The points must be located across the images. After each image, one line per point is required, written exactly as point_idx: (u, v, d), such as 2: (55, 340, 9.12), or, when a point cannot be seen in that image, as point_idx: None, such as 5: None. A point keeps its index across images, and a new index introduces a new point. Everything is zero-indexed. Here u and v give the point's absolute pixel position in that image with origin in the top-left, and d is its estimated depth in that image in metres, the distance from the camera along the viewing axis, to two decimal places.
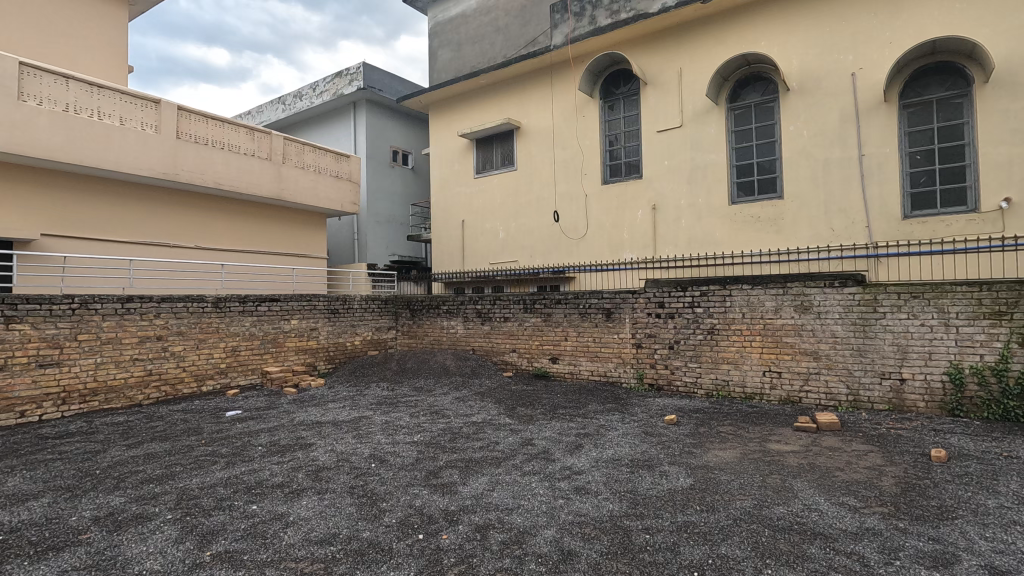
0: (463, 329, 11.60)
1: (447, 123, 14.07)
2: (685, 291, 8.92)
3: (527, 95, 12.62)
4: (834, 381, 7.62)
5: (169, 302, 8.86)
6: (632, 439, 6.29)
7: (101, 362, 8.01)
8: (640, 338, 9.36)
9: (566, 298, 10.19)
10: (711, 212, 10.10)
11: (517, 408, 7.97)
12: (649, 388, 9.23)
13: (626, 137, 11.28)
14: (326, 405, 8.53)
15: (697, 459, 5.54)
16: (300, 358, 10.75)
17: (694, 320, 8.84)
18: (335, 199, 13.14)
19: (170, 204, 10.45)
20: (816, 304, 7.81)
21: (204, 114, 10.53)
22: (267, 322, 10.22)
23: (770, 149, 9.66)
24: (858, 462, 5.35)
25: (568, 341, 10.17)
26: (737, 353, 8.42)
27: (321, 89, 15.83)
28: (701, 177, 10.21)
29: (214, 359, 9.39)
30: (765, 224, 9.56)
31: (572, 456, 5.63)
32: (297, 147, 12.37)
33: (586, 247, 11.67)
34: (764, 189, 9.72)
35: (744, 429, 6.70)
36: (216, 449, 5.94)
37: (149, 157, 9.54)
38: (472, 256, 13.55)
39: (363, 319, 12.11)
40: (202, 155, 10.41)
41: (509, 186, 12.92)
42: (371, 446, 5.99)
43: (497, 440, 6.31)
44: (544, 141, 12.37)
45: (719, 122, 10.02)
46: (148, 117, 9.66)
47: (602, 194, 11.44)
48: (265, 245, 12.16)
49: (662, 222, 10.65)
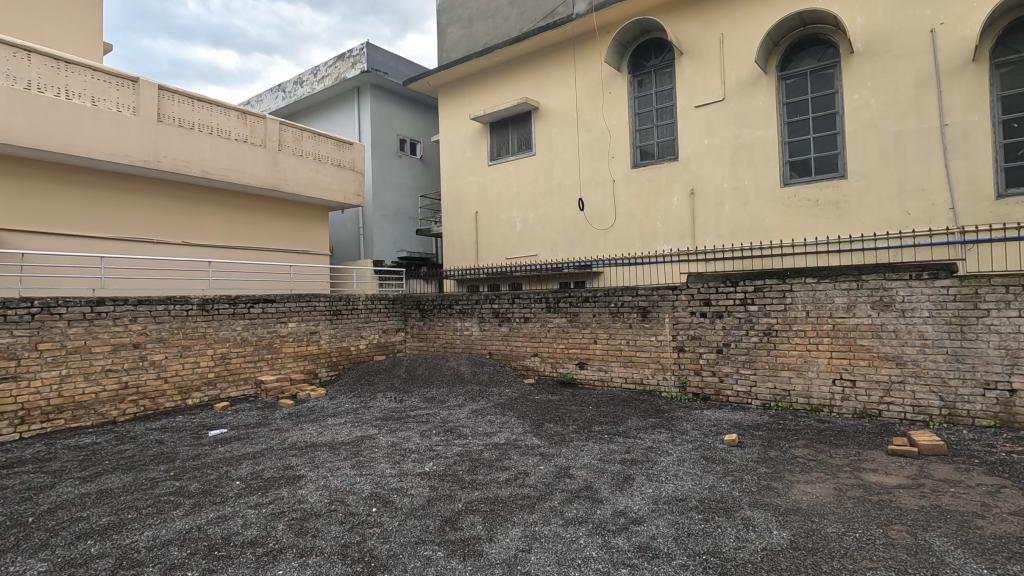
0: (478, 330, 10.48)
1: (458, 107, 12.95)
2: (736, 287, 7.72)
3: (546, 72, 11.46)
4: (924, 393, 6.39)
5: (148, 305, 7.80)
6: (692, 469, 5.12)
7: (68, 375, 6.97)
8: (682, 341, 8.17)
9: (594, 296, 9.03)
10: (759, 196, 8.89)
11: (544, 425, 6.83)
12: (694, 398, 8.05)
13: (658, 115, 10.09)
14: (325, 420, 7.46)
15: (785, 500, 4.35)
16: (298, 365, 9.70)
17: (747, 320, 7.63)
18: (338, 190, 12.06)
19: (153, 198, 9.47)
20: (900, 300, 6.58)
21: (189, 95, 9.46)
22: (261, 326, 9.17)
23: (829, 122, 8.43)
24: (997, 504, 4.13)
25: (597, 345, 9.02)
26: (800, 358, 7.22)
27: (322, 74, 14.76)
28: (748, 157, 9.00)
29: (200, 368, 8.37)
30: (825, 208, 8.32)
31: (622, 495, 4.49)
32: (295, 133, 11.30)
33: (614, 239, 10.49)
34: (822, 168, 8.49)
35: (826, 455, 5.51)
36: (183, 486, 4.84)
37: (126, 143, 8.51)
38: (487, 251, 12.43)
39: (369, 321, 11.04)
40: (187, 141, 9.37)
41: (527, 173, 11.77)
42: (372, 481, 4.86)
43: (529, 470, 5.17)
44: (565, 122, 11.20)
45: (768, 93, 8.80)
46: (125, 97, 8.61)
47: (632, 180, 10.25)
48: (260, 240, 11.16)
49: (702, 208, 9.44)
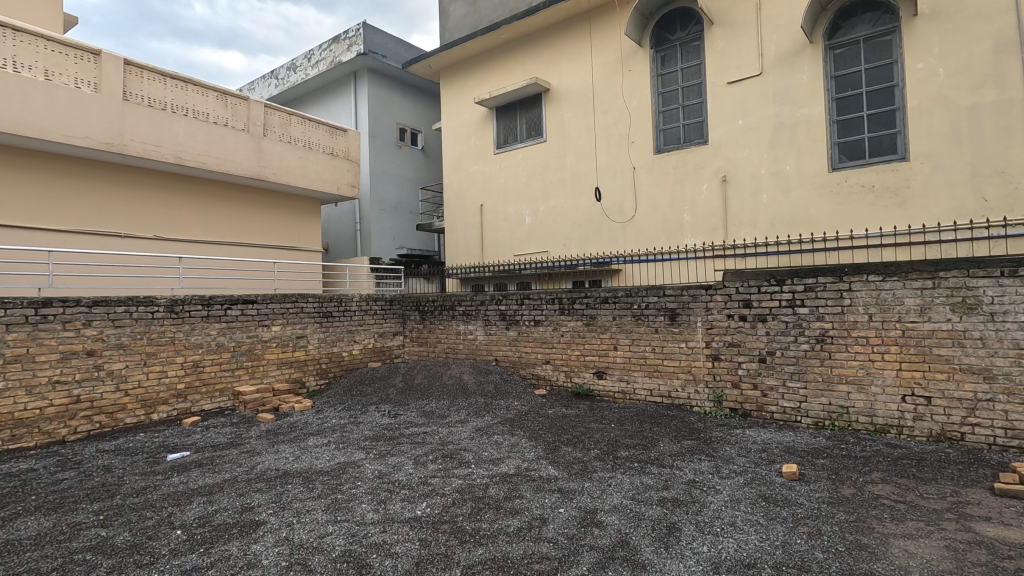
0: (483, 334, 9.44)
1: (462, 91, 11.93)
2: (782, 286, 6.65)
3: (559, 50, 10.41)
4: (1019, 414, 5.29)
5: (104, 306, 6.80)
6: (752, 516, 4.06)
7: (5, 388, 5.98)
8: (717, 348, 7.11)
9: (614, 296, 7.98)
10: (803, 183, 7.81)
11: (559, 448, 5.79)
12: (731, 414, 6.99)
13: (684, 94, 9.01)
14: (305, 441, 6.44)
15: (889, 568, 3.27)
16: (282, 373, 8.70)
17: (795, 324, 6.56)
18: (330, 181, 11.06)
19: (117, 187, 8.51)
20: (988, 302, 5.46)
21: (161, 71, 8.47)
22: (239, 331, 8.17)
23: (886, 96, 7.34)
24: None
25: (618, 352, 7.96)
26: (860, 370, 6.13)
27: (317, 58, 13.78)
28: (790, 139, 7.92)
29: (168, 379, 7.37)
30: (882, 195, 7.22)
31: (670, 558, 3.42)
32: (282, 118, 10.31)
33: (634, 233, 9.44)
34: (877, 150, 7.39)
35: (914, 495, 4.43)
36: (109, 537, 3.82)
37: (86, 123, 7.52)
38: (493, 247, 11.40)
39: (363, 324, 10.03)
40: (159, 123, 8.38)
41: (537, 161, 10.73)
42: (348, 532, 3.82)
43: (546, 515, 4.10)
44: (580, 104, 10.15)
45: (814, 65, 7.72)
46: (84, 71, 7.62)
47: (655, 166, 9.20)
48: (244, 235, 10.22)
49: (736, 197, 8.38)
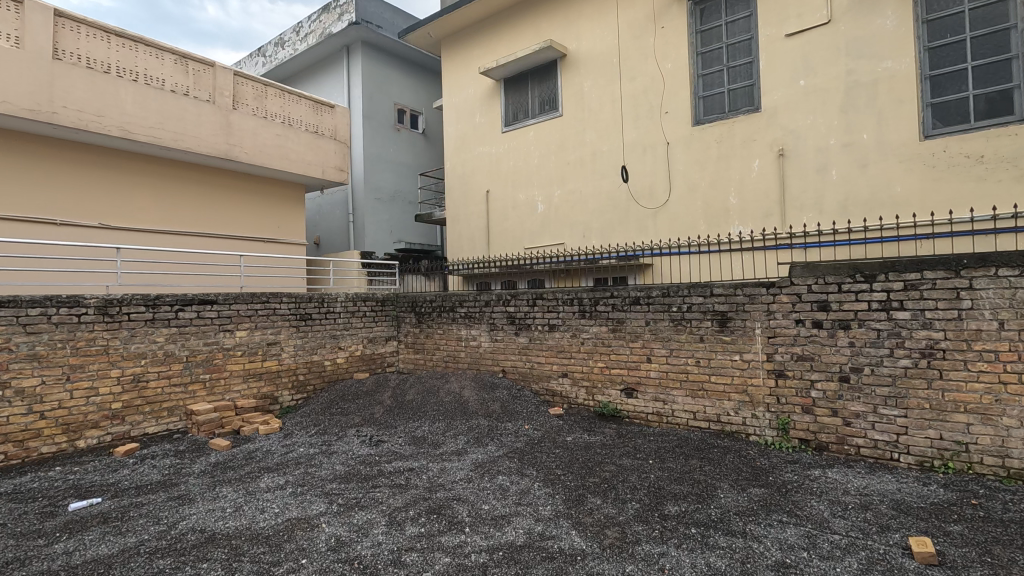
0: (488, 341, 7.98)
1: (466, 64, 10.50)
2: (872, 284, 5.13)
3: (577, 9, 8.92)
4: None
5: (12, 308, 5.45)
6: None
7: None
8: (782, 362, 5.60)
9: (646, 297, 6.48)
10: (884, 156, 6.28)
11: (585, 500, 4.31)
12: (802, 447, 5.47)
13: (730, 54, 7.47)
14: (257, 480, 5.03)
15: None
16: (249, 387, 7.31)
17: (891, 334, 5.03)
18: (312, 163, 9.69)
19: (48, 167, 7.32)
20: None
21: (101, 26, 7.16)
22: (194, 337, 6.79)
23: (998, 43, 5.78)
24: None
25: (652, 364, 6.46)
26: (986, 396, 4.58)
27: (305, 31, 12.41)
28: (866, 102, 6.38)
29: (100, 398, 6.01)
30: (996, 167, 5.65)
31: None
32: (256, 89, 8.98)
33: (668, 220, 7.95)
34: (985, 111, 5.81)
35: None
36: None
37: (5, 85, 6.27)
38: (501, 239, 9.95)
39: (349, 328, 8.63)
40: (101, 88, 7.10)
41: (552, 139, 9.27)
42: None
43: None
44: (602, 70, 8.66)
45: (901, 7, 6.17)
46: (4, 22, 6.33)
47: (693, 141, 7.69)
48: (209, 226, 9.05)
49: (796, 175, 6.86)
